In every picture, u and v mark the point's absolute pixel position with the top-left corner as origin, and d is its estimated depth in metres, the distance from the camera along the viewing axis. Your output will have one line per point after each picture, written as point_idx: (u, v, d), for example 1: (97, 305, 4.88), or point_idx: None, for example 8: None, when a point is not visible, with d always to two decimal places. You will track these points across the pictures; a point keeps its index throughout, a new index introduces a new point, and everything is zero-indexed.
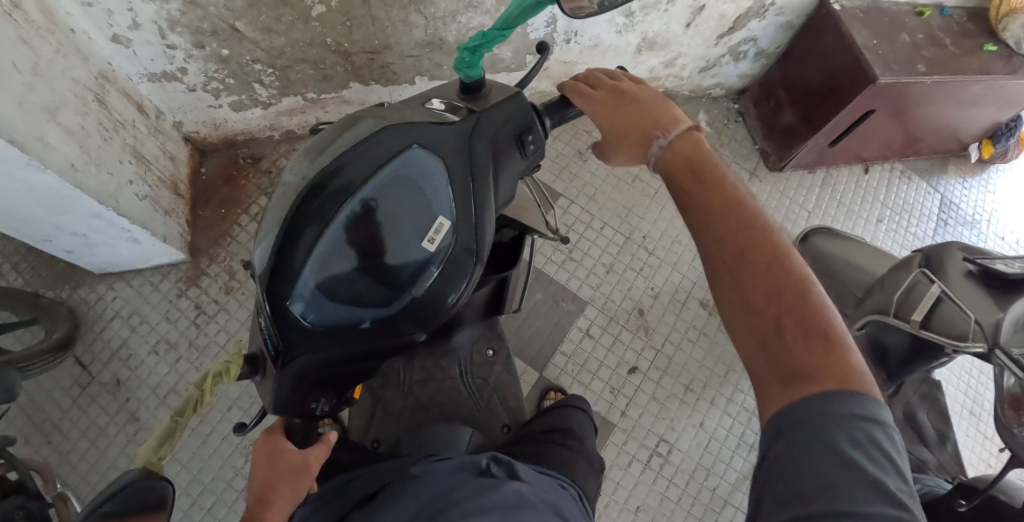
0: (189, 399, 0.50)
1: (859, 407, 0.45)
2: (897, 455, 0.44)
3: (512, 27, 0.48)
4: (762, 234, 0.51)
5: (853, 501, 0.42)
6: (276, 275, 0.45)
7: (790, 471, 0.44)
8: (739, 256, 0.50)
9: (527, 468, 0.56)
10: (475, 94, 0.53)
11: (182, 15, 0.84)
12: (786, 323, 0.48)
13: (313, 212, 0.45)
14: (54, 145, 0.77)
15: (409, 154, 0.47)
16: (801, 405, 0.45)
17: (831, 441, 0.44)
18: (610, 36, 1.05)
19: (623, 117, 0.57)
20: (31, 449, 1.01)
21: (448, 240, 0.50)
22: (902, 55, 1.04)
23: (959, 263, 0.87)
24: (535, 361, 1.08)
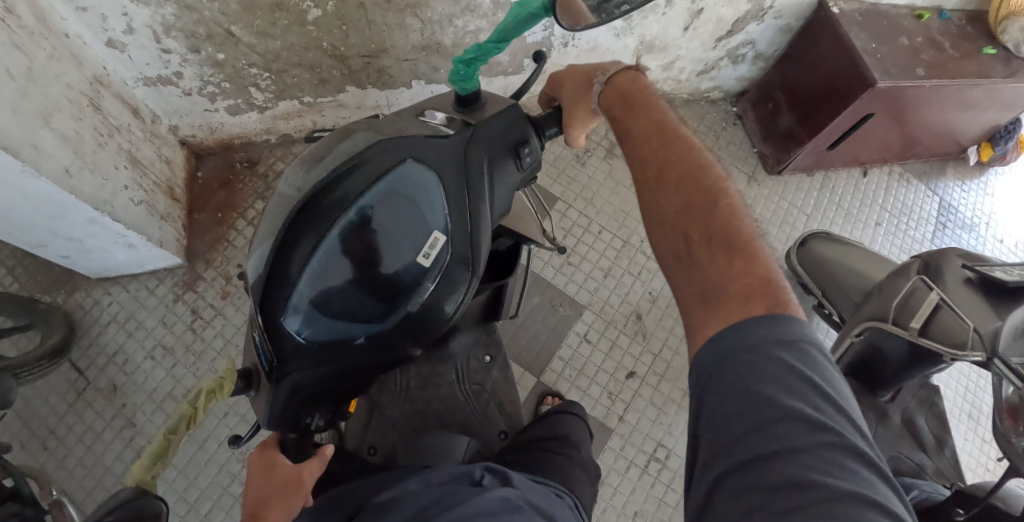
0: (181, 416, 0.49)
1: (772, 335, 0.46)
2: (817, 374, 0.45)
3: (507, 40, 0.51)
4: (680, 153, 0.54)
5: (779, 438, 0.43)
6: (270, 290, 0.45)
7: (718, 418, 0.46)
8: (657, 172, 0.54)
9: (522, 477, 0.56)
10: (469, 107, 0.53)
11: (176, 19, 0.83)
12: (699, 246, 0.51)
13: (307, 226, 0.44)
14: (48, 151, 0.77)
15: (404, 168, 0.47)
16: (716, 345, 0.47)
17: (748, 382, 0.45)
18: (607, 40, 1.05)
19: (573, 79, 0.60)
20: (26, 455, 1.00)
21: (443, 255, 0.50)
22: (901, 58, 1.04)
23: (958, 270, 0.87)
24: (533, 366, 1.08)
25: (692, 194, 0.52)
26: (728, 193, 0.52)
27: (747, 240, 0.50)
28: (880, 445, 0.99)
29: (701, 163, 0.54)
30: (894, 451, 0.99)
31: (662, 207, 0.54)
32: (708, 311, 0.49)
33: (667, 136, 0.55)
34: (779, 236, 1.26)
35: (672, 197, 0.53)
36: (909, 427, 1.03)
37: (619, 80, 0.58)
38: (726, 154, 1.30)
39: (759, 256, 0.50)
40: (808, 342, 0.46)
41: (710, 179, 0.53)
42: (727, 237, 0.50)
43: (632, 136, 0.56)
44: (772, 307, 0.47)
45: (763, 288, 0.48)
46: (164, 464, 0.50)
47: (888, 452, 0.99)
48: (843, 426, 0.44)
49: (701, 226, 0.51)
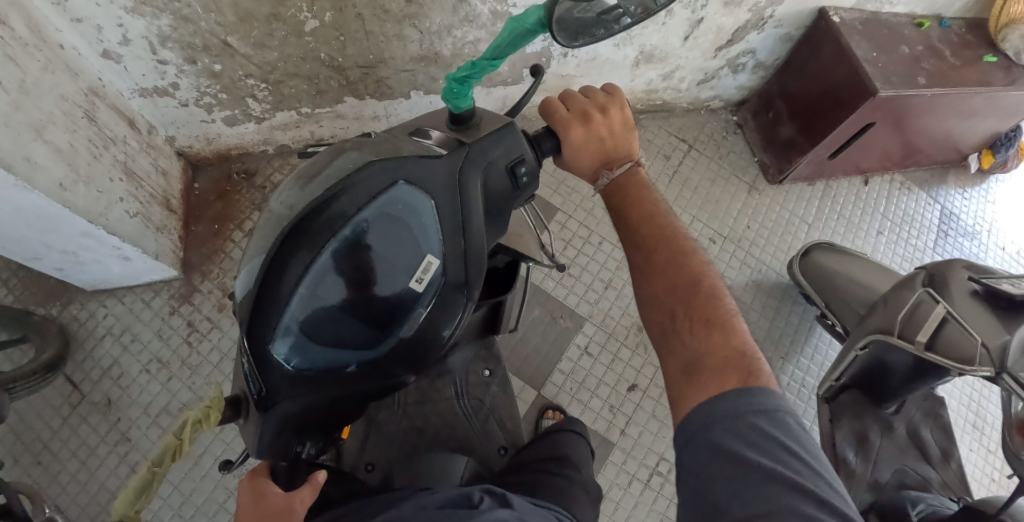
0: (167, 447, 0.47)
1: (750, 403, 0.48)
2: (794, 439, 0.47)
3: (502, 56, 0.49)
4: (668, 236, 0.60)
5: (758, 499, 0.45)
6: (258, 314, 0.44)
7: (702, 482, 0.48)
8: (646, 252, 0.60)
9: (522, 500, 0.54)
10: (465, 125, 0.52)
11: (172, 30, 0.82)
12: (682, 322, 0.56)
13: (296, 250, 0.43)
14: (41, 163, 0.76)
15: (396, 190, 0.46)
16: (696, 414, 0.50)
17: (726, 446, 0.47)
18: (607, 49, 1.04)
19: (593, 146, 0.58)
20: (19, 471, 0.99)
21: (437, 278, 0.49)
22: (902, 68, 1.03)
23: (963, 282, 0.86)
24: (533, 379, 1.06)
25: (676, 275, 0.58)
26: (709, 276, 0.58)
27: (725, 316, 0.55)
28: (885, 458, 0.98)
29: (685, 248, 0.59)
30: (899, 464, 0.98)
31: (650, 287, 0.59)
32: (689, 381, 0.53)
33: (654, 218, 0.61)
34: (781, 245, 1.25)
35: (659, 276, 0.58)
36: (915, 439, 1.02)
37: (624, 177, 0.61)
38: (726, 164, 1.29)
39: (736, 332, 0.54)
40: (781, 409, 0.49)
41: (692, 263, 0.58)
42: (706, 312, 0.55)
43: (627, 222, 0.61)
44: (747, 377, 0.50)
45: (738, 360, 0.52)
46: (149, 496, 0.47)
47: (893, 465, 0.98)
48: (821, 487, 0.45)
49: (686, 303, 0.56)
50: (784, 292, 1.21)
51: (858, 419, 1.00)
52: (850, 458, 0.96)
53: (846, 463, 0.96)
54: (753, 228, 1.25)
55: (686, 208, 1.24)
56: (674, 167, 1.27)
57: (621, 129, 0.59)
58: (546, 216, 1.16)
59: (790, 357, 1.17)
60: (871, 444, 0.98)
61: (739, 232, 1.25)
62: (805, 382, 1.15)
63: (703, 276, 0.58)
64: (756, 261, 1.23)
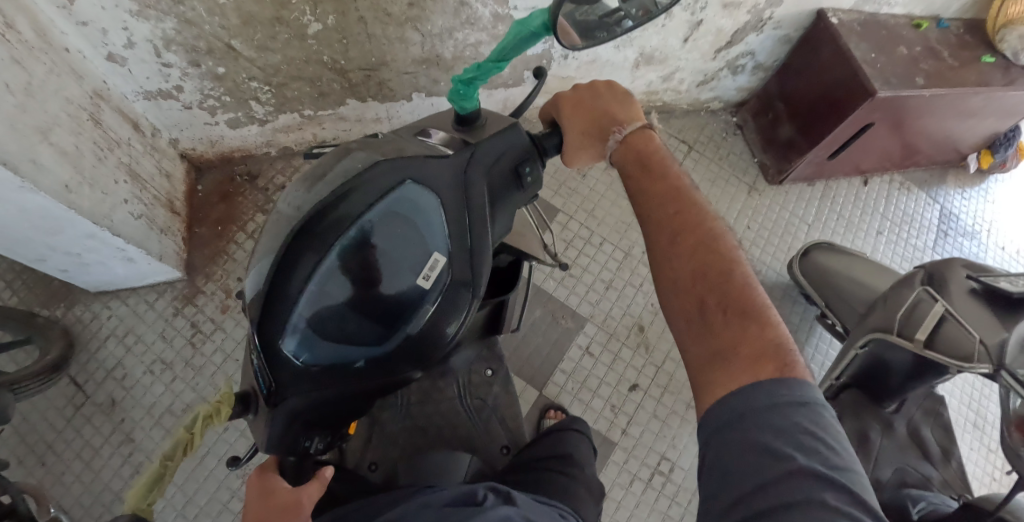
0: (179, 441, 0.48)
1: (784, 394, 0.47)
2: (828, 434, 0.46)
3: (508, 58, 0.50)
4: (694, 219, 0.57)
5: (794, 491, 0.43)
6: (269, 311, 0.45)
7: (732, 473, 0.46)
8: (669, 234, 0.57)
9: (526, 498, 0.54)
10: (470, 125, 0.53)
11: (177, 34, 0.83)
12: (714, 312, 0.53)
13: (305, 248, 0.44)
14: (47, 166, 0.77)
15: (402, 189, 0.46)
16: (731, 402, 0.48)
17: (760, 438, 0.46)
18: (607, 52, 1.05)
19: (584, 115, 0.60)
20: (23, 471, 0.99)
21: (444, 276, 0.49)
22: (900, 68, 1.04)
23: (963, 281, 0.86)
24: (535, 379, 1.07)
25: (706, 260, 0.55)
26: (739, 262, 0.55)
27: (756, 304, 0.53)
28: (885, 457, 0.98)
29: (714, 231, 0.57)
30: (900, 462, 0.99)
31: (675, 272, 0.56)
32: (721, 371, 0.51)
33: (679, 200, 0.59)
34: (781, 246, 1.26)
35: (686, 261, 0.56)
36: (915, 438, 1.02)
37: (635, 137, 0.60)
38: (726, 164, 1.30)
39: (768, 321, 0.52)
40: (818, 406, 0.47)
41: (721, 247, 0.56)
42: (738, 300, 0.53)
43: (653, 205, 0.59)
44: (783, 369, 0.49)
45: (774, 352, 0.50)
46: (161, 489, 0.49)
47: (893, 464, 0.98)
48: (859, 491, 0.43)
49: (716, 291, 0.54)
50: (784, 292, 1.22)
51: (858, 418, 1.00)
52: None
53: None
54: (753, 229, 1.26)
55: None
56: None
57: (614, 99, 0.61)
58: (547, 217, 1.16)
59: None
60: (871, 443, 0.99)
61: (739, 232, 1.25)
62: None
63: (733, 260, 0.55)
64: (756, 261, 1.24)
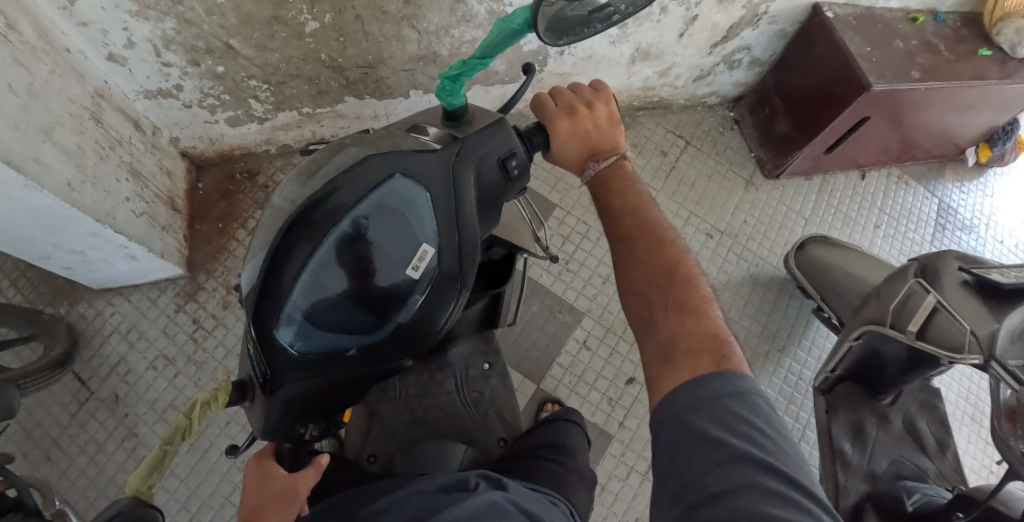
0: (177, 427, 0.49)
1: (724, 386, 0.48)
2: (765, 419, 0.47)
3: (492, 55, 0.51)
4: (649, 228, 0.60)
5: (732, 478, 0.44)
6: (263, 301, 0.46)
7: (677, 462, 0.47)
8: (626, 242, 0.60)
9: (518, 485, 0.55)
10: (458, 121, 0.53)
11: (176, 34, 0.84)
12: (658, 310, 0.56)
13: (297, 240, 0.45)
14: (50, 165, 0.78)
15: (392, 183, 0.47)
16: (674, 395, 0.49)
17: (701, 427, 0.47)
18: (602, 48, 1.05)
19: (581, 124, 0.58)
20: (29, 466, 1.01)
21: (432, 266, 0.50)
22: (896, 62, 1.04)
23: (954, 273, 0.87)
24: (532, 373, 1.08)
25: (655, 262, 0.57)
26: (688, 264, 0.57)
27: (699, 301, 0.55)
28: (881, 449, 0.99)
29: (665, 238, 0.59)
30: (895, 454, 0.99)
31: (630, 275, 0.58)
32: (662, 365, 0.52)
33: (637, 209, 0.61)
34: (778, 240, 1.26)
35: (638, 266, 0.58)
36: (911, 431, 1.03)
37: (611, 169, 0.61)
38: (723, 159, 1.30)
39: (709, 316, 0.54)
40: (753, 391, 0.48)
41: (671, 251, 0.58)
42: (681, 298, 0.55)
43: (610, 215, 0.61)
44: (718, 359, 0.50)
45: (711, 342, 0.51)
46: (160, 473, 0.51)
47: (889, 456, 0.99)
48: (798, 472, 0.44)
49: (660, 290, 0.56)
50: (781, 286, 1.23)
51: (854, 410, 1.01)
52: (846, 449, 0.97)
53: (842, 454, 0.97)
54: (750, 223, 1.27)
55: (684, 204, 1.25)
56: (671, 163, 1.28)
57: (607, 124, 0.60)
58: (545, 213, 1.17)
59: (788, 350, 1.18)
60: (867, 435, 0.99)
61: (736, 226, 1.26)
62: (802, 375, 1.16)
63: (681, 263, 0.57)
64: (753, 255, 1.24)
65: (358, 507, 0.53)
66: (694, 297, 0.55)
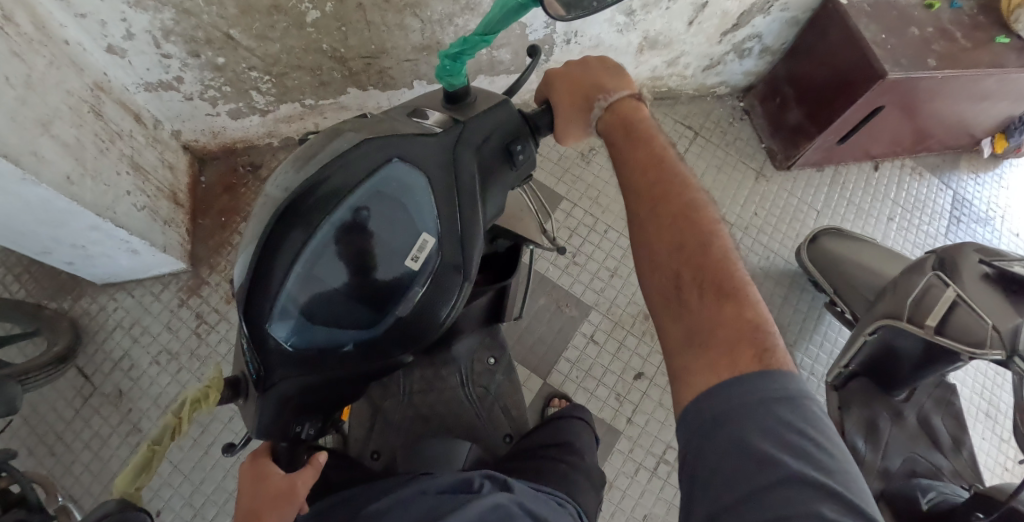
0: (166, 427, 0.49)
1: (772, 391, 0.46)
2: (819, 433, 0.45)
3: (494, 31, 0.47)
4: (677, 190, 0.56)
5: (787, 500, 0.42)
6: (254, 294, 0.45)
7: (718, 480, 0.45)
8: (650, 201, 0.56)
9: (525, 486, 0.54)
10: (458, 103, 0.51)
11: (176, 24, 0.83)
12: (689, 291, 0.52)
13: (289, 228, 0.44)
14: (48, 158, 0.77)
15: (388, 169, 0.46)
16: (716, 398, 0.47)
17: (747, 440, 0.45)
18: (610, 36, 1.03)
19: (568, 79, 0.59)
20: (34, 461, 1.00)
21: (433, 258, 0.48)
22: (911, 49, 1.01)
23: (975, 266, 0.84)
24: (539, 367, 1.06)
25: (685, 234, 0.54)
26: (719, 235, 0.54)
27: (737, 283, 0.52)
28: (895, 446, 0.97)
29: (696, 205, 0.55)
30: (909, 451, 0.97)
31: (654, 248, 0.55)
32: (696, 358, 0.50)
33: (665, 169, 0.57)
34: (789, 233, 1.24)
35: (664, 238, 0.55)
36: (925, 427, 1.00)
37: (623, 106, 0.58)
38: (733, 150, 1.28)
39: (748, 301, 0.51)
40: (807, 400, 0.46)
41: (703, 220, 0.54)
42: (718, 281, 0.52)
43: (630, 165, 0.57)
44: (760, 354, 0.48)
45: (752, 334, 0.49)
46: (149, 474, 0.50)
47: (903, 454, 0.97)
48: (854, 493, 0.42)
49: (692, 266, 0.53)
50: (793, 279, 1.20)
51: (867, 406, 0.99)
52: (859, 446, 0.95)
53: (855, 451, 0.95)
54: (760, 216, 1.24)
55: None
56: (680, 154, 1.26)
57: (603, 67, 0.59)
58: (550, 205, 1.15)
59: (799, 345, 1.16)
60: (881, 432, 0.97)
61: (747, 219, 1.24)
62: (814, 370, 1.14)
63: (714, 235, 0.54)
64: (764, 248, 1.22)
65: (360, 507, 0.51)
66: (730, 280, 0.52)
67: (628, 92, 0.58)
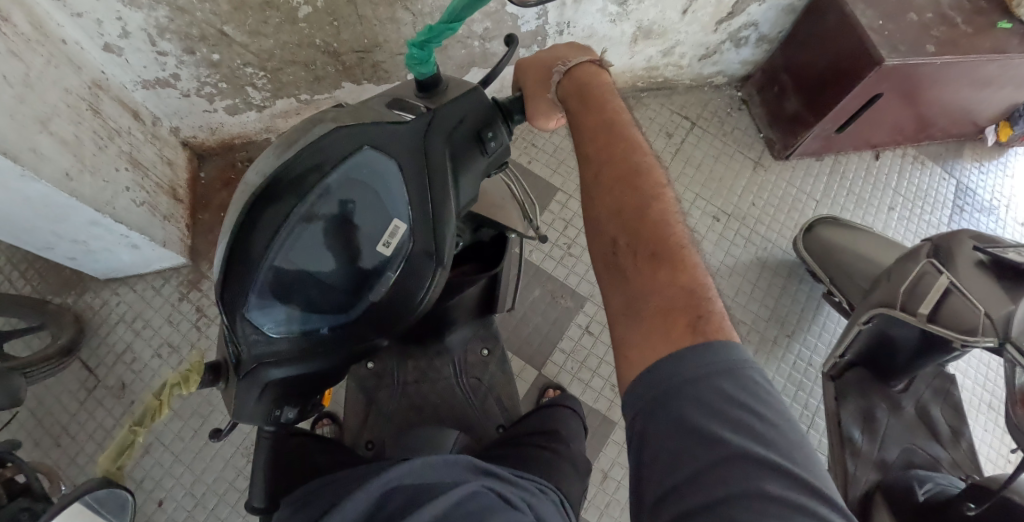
0: (146, 409, 0.50)
1: (715, 365, 0.45)
2: (764, 405, 0.45)
3: (460, 18, 0.47)
4: (624, 157, 0.56)
5: (730, 476, 0.41)
6: (230, 276, 0.47)
7: (665, 463, 0.44)
8: (597, 169, 0.56)
9: (508, 474, 0.54)
10: (430, 92, 0.53)
11: (170, 21, 0.84)
12: (626, 254, 0.52)
13: (261, 214, 0.46)
14: (47, 155, 0.78)
15: (360, 156, 0.47)
16: (660, 374, 0.46)
17: (692, 420, 0.44)
18: (604, 26, 1.03)
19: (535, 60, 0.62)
20: (40, 452, 1.03)
21: (405, 243, 0.49)
22: (910, 35, 0.99)
23: (969, 253, 0.83)
24: (534, 358, 1.07)
25: (625, 199, 0.54)
26: (663, 197, 0.54)
27: (676, 247, 0.51)
28: (893, 437, 0.96)
29: (641, 170, 0.55)
30: (907, 443, 0.96)
31: (598, 213, 0.55)
32: (631, 325, 0.50)
33: (613, 133, 0.57)
34: (787, 222, 1.23)
35: (608, 202, 0.55)
36: (924, 418, 0.99)
37: (580, 71, 0.59)
38: (730, 140, 1.27)
39: (686, 265, 0.50)
40: (749, 370, 0.46)
41: (647, 186, 0.54)
42: (656, 245, 0.51)
43: (581, 131, 0.57)
44: (695, 322, 0.47)
45: (688, 301, 0.48)
46: (130, 454, 0.53)
47: (901, 444, 0.96)
48: (800, 465, 0.42)
49: (630, 229, 0.53)
50: (791, 270, 1.20)
51: (864, 397, 0.98)
52: (855, 437, 0.95)
53: (851, 441, 0.94)
54: (758, 205, 1.23)
55: (690, 186, 1.23)
56: (677, 144, 1.25)
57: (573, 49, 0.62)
58: (545, 197, 1.16)
59: (797, 335, 1.15)
60: (878, 422, 0.97)
61: (745, 209, 1.23)
62: (812, 361, 1.13)
63: (657, 199, 0.54)
64: (761, 238, 1.21)
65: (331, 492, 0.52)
66: (672, 247, 0.51)
67: (589, 59, 0.60)
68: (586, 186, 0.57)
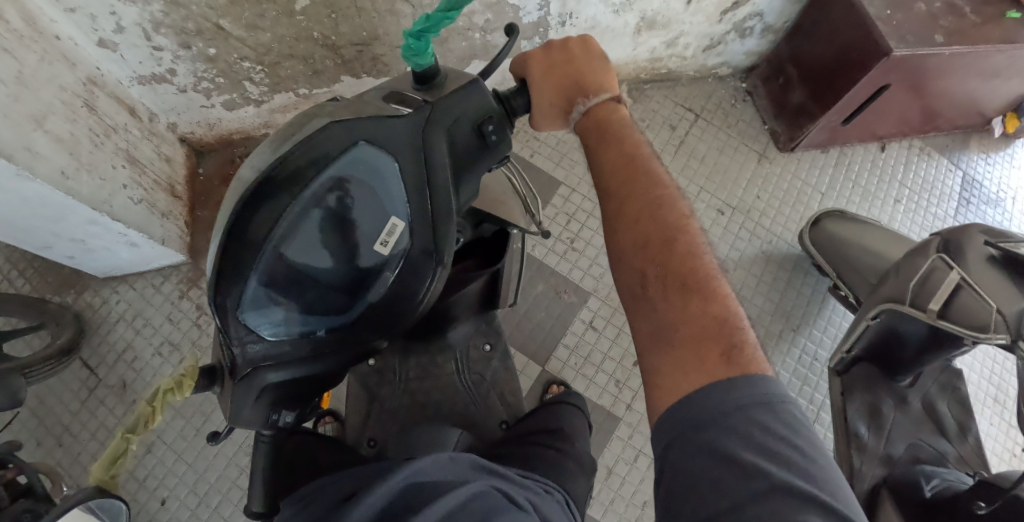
0: (139, 416, 0.49)
1: (751, 396, 0.45)
2: (800, 438, 0.44)
3: (458, 8, 0.44)
4: (650, 188, 0.55)
5: (770, 511, 0.41)
6: (222, 278, 0.45)
7: (700, 495, 0.44)
8: (623, 196, 0.56)
9: (511, 473, 0.53)
10: (429, 83, 0.50)
11: (165, 16, 0.82)
12: (653, 285, 0.52)
13: (255, 213, 0.44)
14: (42, 153, 0.77)
15: (355, 152, 0.45)
16: (696, 405, 0.46)
17: (729, 452, 0.43)
18: (606, 17, 1.01)
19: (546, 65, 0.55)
20: (43, 452, 1.02)
21: (403, 241, 0.49)
22: (918, 25, 0.97)
23: (979, 247, 0.82)
24: (538, 354, 1.06)
25: (650, 231, 0.54)
26: (689, 229, 0.54)
27: (704, 278, 0.51)
28: (899, 432, 0.96)
29: (665, 199, 0.55)
30: (913, 438, 0.96)
31: (622, 242, 0.55)
32: (662, 353, 0.50)
33: (638, 164, 0.56)
34: (792, 215, 1.22)
35: (631, 232, 0.55)
36: (931, 413, 0.99)
37: (601, 109, 0.57)
38: (734, 132, 1.25)
39: (716, 295, 0.51)
40: (785, 402, 0.45)
41: (671, 215, 0.54)
42: (685, 277, 0.51)
43: (603, 164, 0.57)
44: (727, 352, 0.47)
45: (720, 332, 0.48)
46: (122, 463, 0.51)
47: (907, 440, 0.95)
48: (841, 502, 0.42)
49: (657, 259, 0.53)
50: (796, 263, 1.19)
51: (871, 392, 0.97)
52: (862, 433, 0.94)
53: (858, 437, 0.94)
54: (763, 198, 1.22)
55: (694, 179, 1.21)
56: (680, 137, 1.24)
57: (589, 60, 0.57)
58: (548, 191, 1.14)
59: (803, 329, 1.14)
60: (884, 418, 0.96)
61: (749, 202, 1.22)
62: (817, 355, 1.13)
63: (681, 228, 0.54)
64: (766, 231, 1.20)
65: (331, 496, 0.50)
66: (699, 278, 0.51)
67: (610, 94, 0.57)
68: (610, 215, 0.57)
